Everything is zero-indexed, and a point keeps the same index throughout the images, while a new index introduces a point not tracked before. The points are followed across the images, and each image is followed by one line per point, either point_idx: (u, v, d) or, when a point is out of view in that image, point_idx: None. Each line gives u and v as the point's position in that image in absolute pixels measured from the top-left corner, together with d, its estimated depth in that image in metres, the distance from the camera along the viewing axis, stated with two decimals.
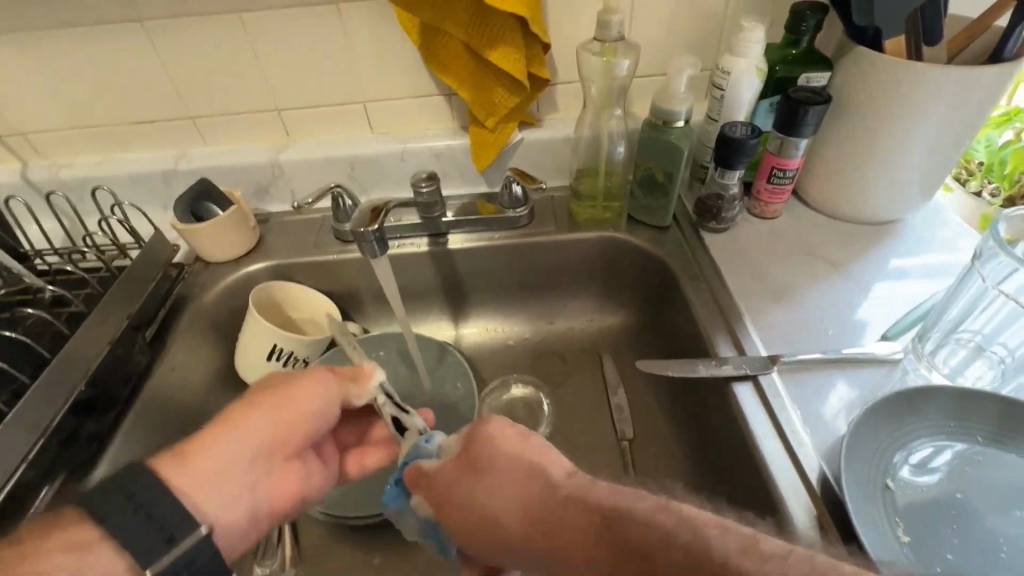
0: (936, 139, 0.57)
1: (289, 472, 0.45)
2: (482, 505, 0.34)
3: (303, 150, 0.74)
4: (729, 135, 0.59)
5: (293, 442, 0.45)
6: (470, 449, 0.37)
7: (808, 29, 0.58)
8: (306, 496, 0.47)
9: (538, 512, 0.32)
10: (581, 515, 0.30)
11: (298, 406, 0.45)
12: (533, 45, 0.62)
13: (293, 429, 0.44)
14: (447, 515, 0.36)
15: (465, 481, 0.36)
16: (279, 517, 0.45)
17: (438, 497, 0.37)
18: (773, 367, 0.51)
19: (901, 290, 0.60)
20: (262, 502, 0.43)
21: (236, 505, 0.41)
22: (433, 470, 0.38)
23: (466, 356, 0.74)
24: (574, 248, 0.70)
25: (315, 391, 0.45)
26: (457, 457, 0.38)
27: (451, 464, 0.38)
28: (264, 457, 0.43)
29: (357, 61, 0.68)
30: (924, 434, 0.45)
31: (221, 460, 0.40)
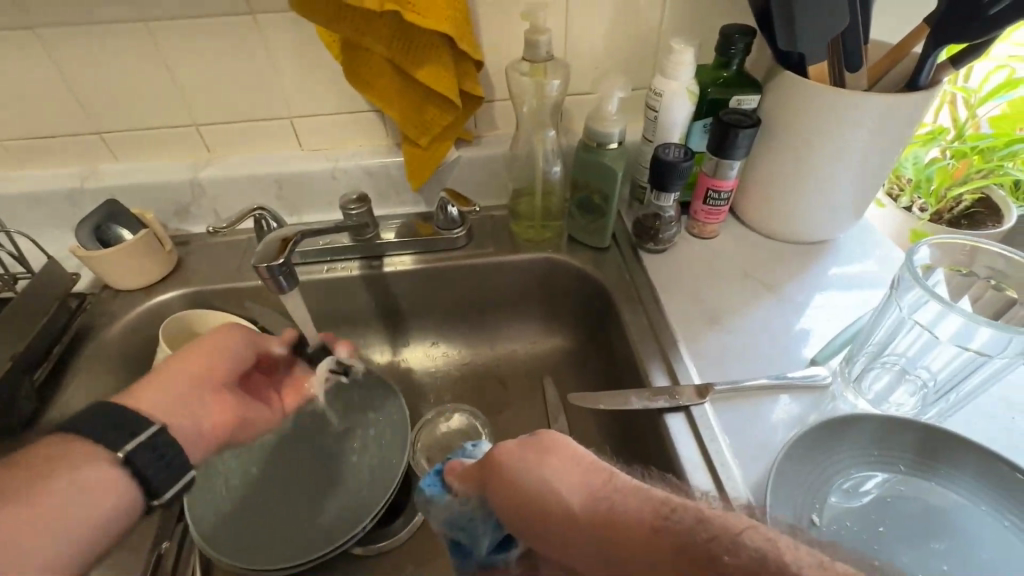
0: (861, 164, 0.58)
1: (226, 400, 0.49)
2: (546, 492, 0.33)
3: (225, 167, 0.69)
4: (662, 158, 0.58)
5: (224, 372, 0.49)
6: (541, 436, 0.36)
7: (737, 52, 0.58)
8: (246, 419, 0.51)
9: (601, 495, 0.31)
10: (643, 510, 0.29)
11: (225, 349, 0.50)
12: (464, 62, 0.60)
13: (222, 364, 0.49)
14: (501, 496, 0.35)
15: (531, 463, 0.35)
16: (221, 442, 0.49)
17: (499, 479, 0.36)
18: (705, 397, 0.50)
19: (832, 310, 0.60)
20: (206, 419, 0.47)
21: (189, 424, 0.46)
22: (498, 453, 0.37)
23: (405, 383, 0.71)
24: (514, 270, 0.68)
25: (241, 332, 0.51)
26: (522, 445, 0.36)
27: (520, 447, 0.36)
28: (204, 381, 0.48)
29: (280, 74, 0.64)
30: (847, 463, 0.45)
31: (164, 388, 0.45)
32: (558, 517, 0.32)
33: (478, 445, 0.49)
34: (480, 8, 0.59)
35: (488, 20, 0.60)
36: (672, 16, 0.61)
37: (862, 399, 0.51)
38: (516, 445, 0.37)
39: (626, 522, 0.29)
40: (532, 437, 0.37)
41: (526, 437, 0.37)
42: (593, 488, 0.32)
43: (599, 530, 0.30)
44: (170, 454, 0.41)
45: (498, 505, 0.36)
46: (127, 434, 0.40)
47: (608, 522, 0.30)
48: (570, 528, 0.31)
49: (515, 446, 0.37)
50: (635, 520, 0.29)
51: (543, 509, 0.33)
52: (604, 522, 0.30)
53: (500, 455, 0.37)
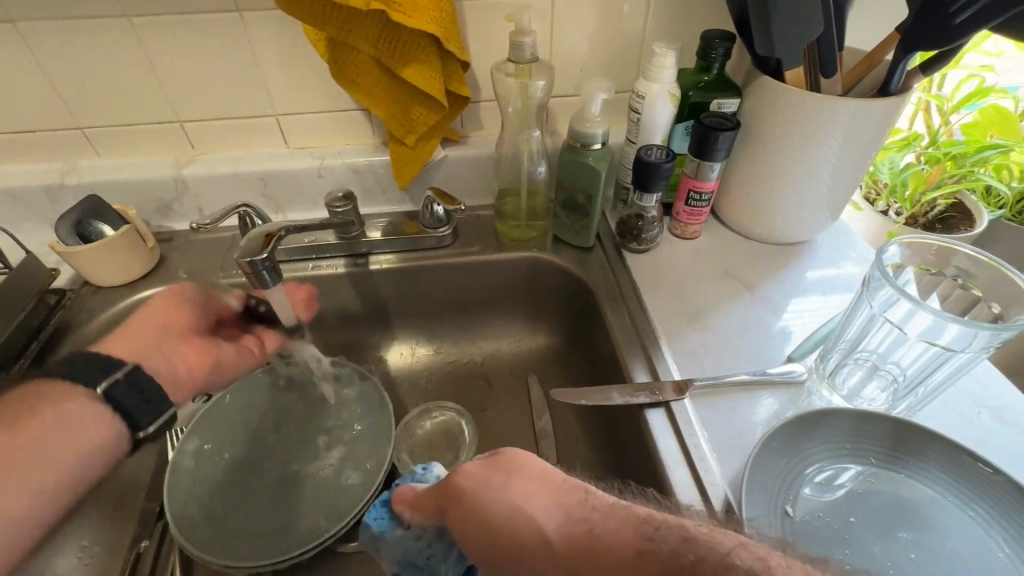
0: (836, 167, 0.60)
1: (196, 347, 0.49)
2: (518, 511, 0.35)
3: (208, 164, 0.69)
4: (645, 159, 0.59)
5: (189, 323, 0.50)
6: (506, 458, 0.40)
7: (718, 57, 0.60)
8: (223, 368, 0.51)
9: (570, 510, 0.34)
10: (621, 527, 0.31)
11: (190, 312, 0.50)
12: (451, 63, 0.60)
13: (186, 316, 0.50)
14: (465, 515, 0.38)
15: (502, 482, 0.38)
16: (199, 387, 0.49)
17: (464, 501, 0.38)
18: (684, 393, 0.51)
19: (808, 309, 0.61)
20: (177, 368, 0.47)
21: (164, 366, 0.46)
22: (459, 477, 0.40)
23: (390, 381, 0.71)
24: (499, 269, 0.69)
25: (197, 293, 0.51)
26: (485, 463, 0.40)
27: (482, 470, 0.40)
28: (172, 334, 0.48)
29: (265, 72, 0.64)
30: (821, 456, 0.46)
31: (127, 332, 0.46)
32: (532, 538, 0.34)
33: (429, 468, 0.51)
34: (466, 9, 0.60)
35: (474, 21, 0.61)
36: (654, 20, 0.62)
37: (836, 394, 0.52)
38: (481, 467, 0.40)
39: (598, 531, 0.32)
40: (498, 458, 0.40)
41: (489, 460, 0.41)
42: (564, 505, 0.35)
43: (570, 545, 0.32)
44: (147, 390, 0.42)
45: (462, 527, 0.38)
46: (103, 372, 0.41)
47: (581, 537, 0.32)
48: (541, 545, 0.33)
49: (479, 468, 0.40)
50: (608, 531, 0.31)
51: (518, 528, 0.34)
52: (580, 543, 0.32)
53: (463, 479, 0.40)
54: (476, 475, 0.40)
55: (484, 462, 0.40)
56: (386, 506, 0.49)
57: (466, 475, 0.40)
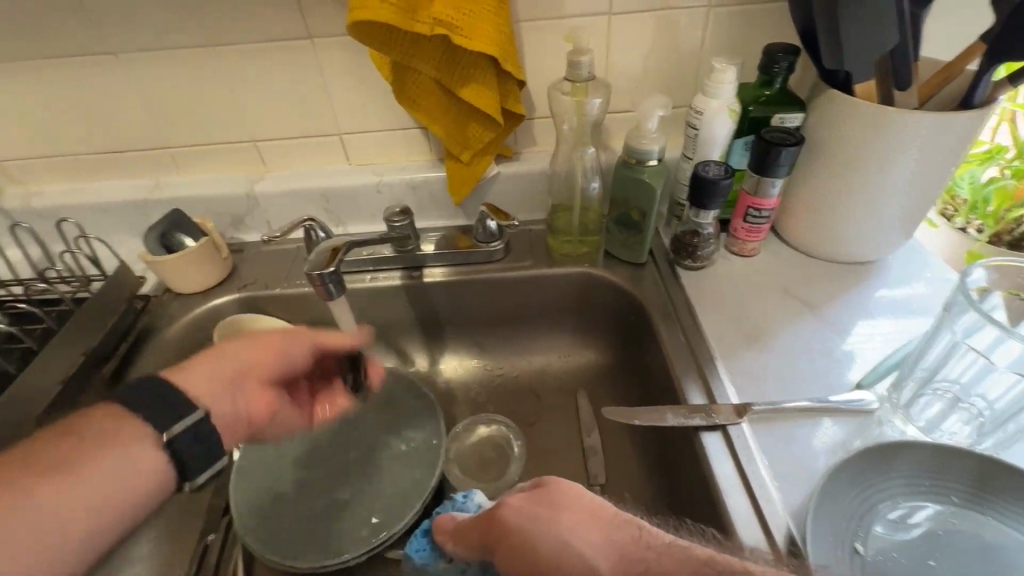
0: (911, 183, 0.56)
1: (266, 398, 0.47)
2: (564, 540, 0.35)
3: (278, 180, 0.73)
4: (702, 176, 0.58)
5: (266, 370, 0.47)
6: (550, 488, 0.39)
7: (780, 71, 0.58)
8: (277, 416, 0.49)
9: (619, 540, 0.34)
10: (679, 566, 0.31)
11: (229, 356, 0.45)
12: (507, 82, 0.62)
13: (264, 364, 0.47)
14: (510, 549, 0.37)
15: (546, 511, 0.38)
16: (252, 435, 0.47)
17: (509, 531, 0.38)
18: (742, 417, 0.49)
19: (878, 333, 0.58)
20: (241, 414, 0.45)
21: (231, 412, 0.44)
22: (504, 509, 0.39)
23: (440, 392, 0.73)
24: (550, 284, 0.69)
25: (288, 345, 0.49)
26: (528, 495, 0.40)
27: (527, 501, 0.39)
28: (243, 382, 0.46)
29: (332, 93, 0.68)
30: (896, 490, 0.43)
31: (217, 380, 0.44)
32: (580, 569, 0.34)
33: (470, 496, 0.51)
34: (523, 30, 0.61)
35: (531, 42, 0.62)
36: (713, 35, 0.62)
37: (912, 426, 0.49)
38: (525, 499, 0.39)
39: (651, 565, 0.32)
40: (540, 490, 0.40)
41: (530, 492, 0.40)
42: (614, 540, 0.35)
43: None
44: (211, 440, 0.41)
45: (507, 558, 0.37)
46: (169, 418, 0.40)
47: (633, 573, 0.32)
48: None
49: (523, 500, 0.39)
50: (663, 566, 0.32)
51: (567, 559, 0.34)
52: None
53: (507, 509, 0.39)
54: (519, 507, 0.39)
55: (527, 494, 0.40)
56: (427, 537, 0.49)
57: (508, 504, 0.40)
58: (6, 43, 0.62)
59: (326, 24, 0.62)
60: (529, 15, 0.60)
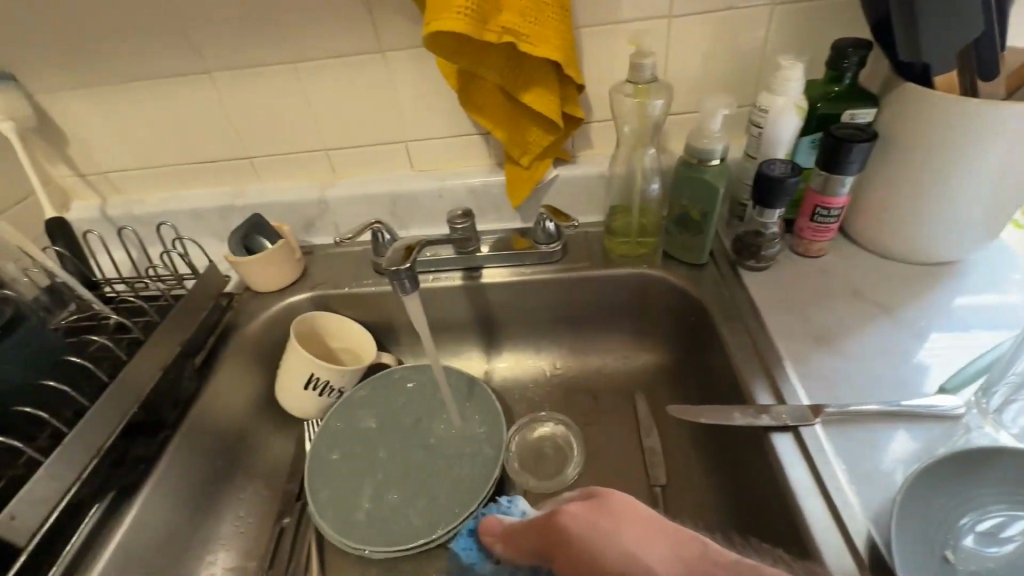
0: (999, 178, 0.54)
1: None
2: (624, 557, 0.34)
3: (347, 186, 0.78)
4: (768, 174, 0.58)
5: None
6: (606, 498, 0.38)
7: (851, 66, 0.57)
8: None
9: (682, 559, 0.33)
10: None
11: None
12: (568, 86, 0.63)
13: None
14: (565, 558, 0.37)
15: (601, 519, 0.37)
16: None
17: (571, 542, 0.37)
18: (815, 418, 0.48)
19: (960, 337, 0.55)
20: None
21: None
22: (564, 518, 0.39)
23: (498, 390, 0.74)
24: (607, 285, 0.70)
25: None
26: (585, 503, 0.39)
27: (584, 509, 0.39)
28: None
29: (399, 103, 0.71)
30: (990, 498, 0.41)
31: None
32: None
33: (516, 501, 0.51)
34: (583, 36, 0.63)
35: (591, 47, 0.63)
36: (778, 34, 0.61)
37: (1004, 433, 0.46)
38: (581, 507, 0.39)
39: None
40: (594, 500, 0.39)
41: (586, 500, 0.40)
42: (671, 552, 0.33)
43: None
44: None
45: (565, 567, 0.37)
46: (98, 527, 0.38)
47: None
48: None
49: (580, 509, 0.39)
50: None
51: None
52: None
53: (567, 519, 0.39)
54: (577, 515, 0.39)
55: (580, 505, 0.39)
56: (473, 537, 0.49)
57: (566, 513, 0.39)
58: (116, 66, 0.70)
59: (395, 38, 0.66)
60: (590, 21, 0.61)
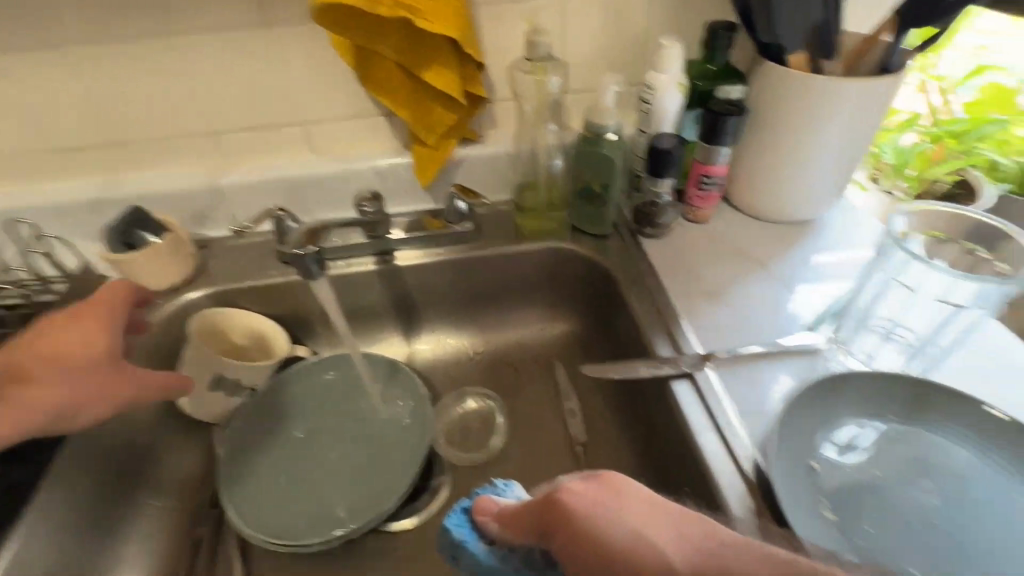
0: (842, 146, 0.62)
1: None
2: (625, 541, 0.30)
3: (242, 172, 0.73)
4: (657, 147, 0.63)
5: None
6: (611, 476, 0.34)
7: (722, 46, 0.63)
8: None
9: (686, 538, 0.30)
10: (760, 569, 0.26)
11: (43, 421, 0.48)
12: (469, 65, 0.64)
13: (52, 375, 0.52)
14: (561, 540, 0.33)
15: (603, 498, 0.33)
16: None
17: (571, 522, 0.33)
18: (707, 364, 0.54)
19: (820, 285, 0.64)
20: None
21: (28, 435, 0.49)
22: (562, 493, 0.34)
23: (421, 373, 0.74)
24: (520, 260, 0.72)
25: None
26: (586, 480, 0.35)
27: (588, 487, 0.34)
28: None
29: (292, 81, 0.68)
30: (845, 415, 0.48)
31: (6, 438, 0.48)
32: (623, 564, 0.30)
33: (512, 485, 0.47)
34: (480, 14, 0.63)
35: (488, 25, 0.64)
36: (659, 15, 0.66)
37: (854, 360, 0.54)
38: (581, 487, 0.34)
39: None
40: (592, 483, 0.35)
41: (589, 477, 0.35)
42: (679, 533, 0.30)
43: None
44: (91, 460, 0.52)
45: (560, 550, 0.33)
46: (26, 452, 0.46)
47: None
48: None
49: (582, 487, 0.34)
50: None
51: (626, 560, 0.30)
52: None
53: (567, 498, 0.34)
54: (579, 493, 0.34)
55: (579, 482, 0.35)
56: (467, 513, 0.44)
57: (565, 489, 0.34)
58: None
59: (282, 11, 0.62)
60: None
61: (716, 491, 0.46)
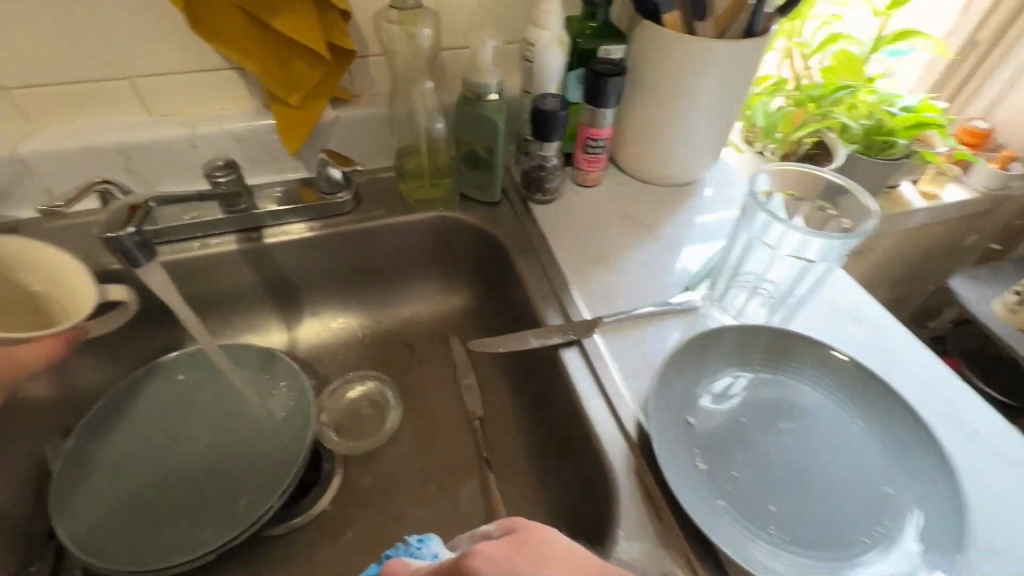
0: (714, 108, 0.64)
1: None
2: None
3: (53, 139, 0.60)
4: (541, 108, 0.60)
5: None
6: (529, 539, 0.31)
7: (601, 3, 0.61)
8: None
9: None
10: None
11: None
12: (329, 12, 0.56)
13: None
14: None
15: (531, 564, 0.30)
16: None
17: None
18: (594, 329, 0.54)
19: (697, 245, 0.67)
20: None
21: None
22: (476, 560, 0.28)
23: (305, 360, 0.68)
24: (406, 232, 0.67)
25: None
26: (504, 545, 0.30)
27: (502, 551, 0.30)
28: None
29: (104, 24, 0.55)
30: (717, 368, 0.50)
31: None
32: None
33: (426, 543, 0.38)
34: None
35: None
36: None
37: (726, 314, 0.58)
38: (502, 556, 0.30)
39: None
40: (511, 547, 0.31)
41: (501, 542, 0.31)
42: None
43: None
44: None
45: None
46: None
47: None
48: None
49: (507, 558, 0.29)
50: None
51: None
52: None
53: (480, 562, 0.28)
54: (493, 556, 0.29)
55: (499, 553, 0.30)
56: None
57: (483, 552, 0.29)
58: None
59: None
60: None
61: (602, 456, 0.46)
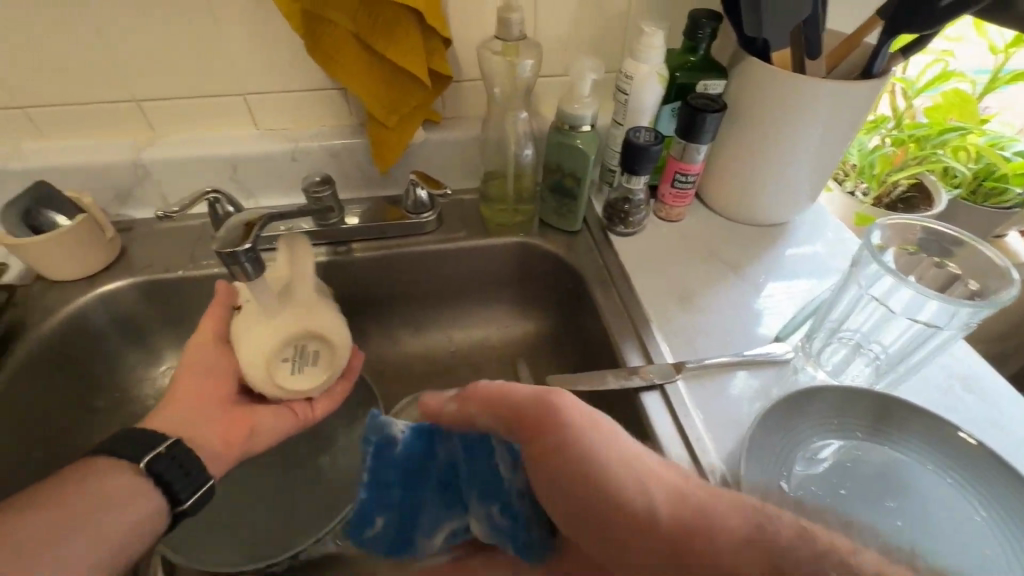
0: (818, 150, 0.61)
1: None
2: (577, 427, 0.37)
3: (172, 147, 0.64)
4: (633, 141, 0.59)
5: None
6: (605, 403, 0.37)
7: (704, 37, 0.59)
8: None
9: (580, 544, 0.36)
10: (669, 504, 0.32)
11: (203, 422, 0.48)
12: (432, 38, 0.58)
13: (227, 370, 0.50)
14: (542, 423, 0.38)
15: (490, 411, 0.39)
16: None
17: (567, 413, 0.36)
18: (677, 374, 0.52)
19: (786, 290, 0.63)
20: None
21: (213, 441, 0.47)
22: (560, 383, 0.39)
23: (376, 373, 0.69)
24: (485, 256, 0.68)
25: None
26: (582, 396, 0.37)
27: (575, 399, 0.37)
28: None
29: (229, 46, 0.59)
30: (814, 430, 0.47)
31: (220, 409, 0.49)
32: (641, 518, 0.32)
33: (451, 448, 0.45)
34: None
35: None
36: None
37: (821, 371, 0.54)
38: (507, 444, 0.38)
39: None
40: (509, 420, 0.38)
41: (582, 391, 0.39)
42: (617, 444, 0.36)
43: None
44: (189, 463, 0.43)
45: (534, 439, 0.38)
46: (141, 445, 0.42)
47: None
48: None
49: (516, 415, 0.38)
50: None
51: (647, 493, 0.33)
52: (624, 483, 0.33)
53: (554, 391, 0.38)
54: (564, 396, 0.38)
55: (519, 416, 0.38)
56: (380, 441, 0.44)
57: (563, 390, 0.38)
58: None
59: None
60: None
61: None
